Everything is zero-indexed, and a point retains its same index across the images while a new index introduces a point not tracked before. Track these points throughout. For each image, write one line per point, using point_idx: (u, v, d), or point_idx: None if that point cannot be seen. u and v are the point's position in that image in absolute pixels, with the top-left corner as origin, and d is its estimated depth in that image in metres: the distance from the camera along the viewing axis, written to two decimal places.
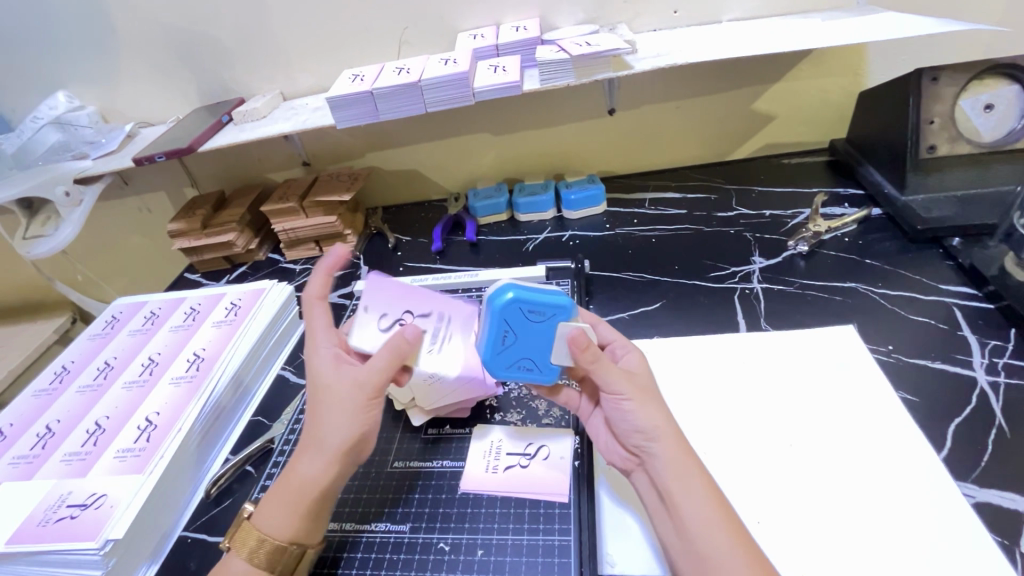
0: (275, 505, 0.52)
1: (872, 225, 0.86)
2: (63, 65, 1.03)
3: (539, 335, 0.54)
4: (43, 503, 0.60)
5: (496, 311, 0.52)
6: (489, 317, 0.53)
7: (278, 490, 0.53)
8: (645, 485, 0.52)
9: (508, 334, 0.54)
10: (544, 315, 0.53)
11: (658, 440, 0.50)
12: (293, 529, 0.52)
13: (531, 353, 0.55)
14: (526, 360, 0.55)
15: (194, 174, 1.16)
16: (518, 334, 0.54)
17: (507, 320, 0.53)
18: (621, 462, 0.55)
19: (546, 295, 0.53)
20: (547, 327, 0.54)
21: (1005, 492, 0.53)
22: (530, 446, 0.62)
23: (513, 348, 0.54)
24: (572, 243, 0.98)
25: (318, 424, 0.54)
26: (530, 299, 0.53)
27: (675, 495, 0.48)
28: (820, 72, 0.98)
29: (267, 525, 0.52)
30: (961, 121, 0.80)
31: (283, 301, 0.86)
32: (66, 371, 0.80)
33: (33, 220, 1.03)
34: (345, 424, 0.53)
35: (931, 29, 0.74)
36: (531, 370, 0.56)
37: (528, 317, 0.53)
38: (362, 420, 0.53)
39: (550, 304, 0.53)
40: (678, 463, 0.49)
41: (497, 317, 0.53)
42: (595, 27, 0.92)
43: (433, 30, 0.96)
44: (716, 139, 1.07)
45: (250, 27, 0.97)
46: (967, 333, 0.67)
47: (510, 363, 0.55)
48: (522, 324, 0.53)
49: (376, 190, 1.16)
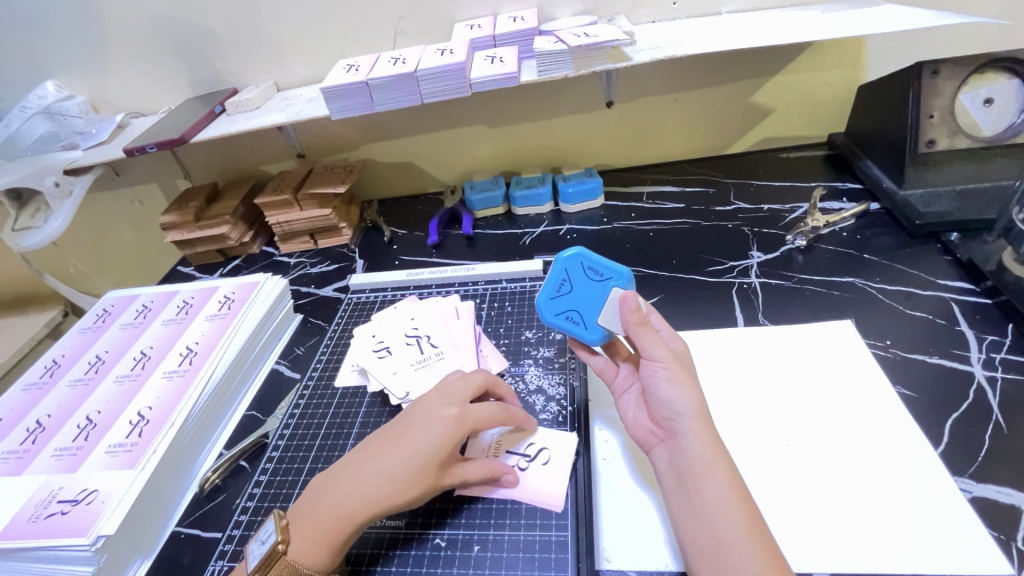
0: (311, 530, 0.51)
1: (870, 220, 0.86)
2: (52, 53, 1.01)
3: (593, 293, 0.61)
4: (33, 498, 0.60)
5: (562, 258, 0.61)
6: (552, 265, 0.62)
7: (312, 510, 0.53)
8: (663, 461, 0.52)
9: (565, 283, 0.62)
10: (600, 276, 0.61)
11: (688, 418, 0.51)
12: (319, 561, 0.50)
13: (582, 307, 0.61)
14: (578, 313, 0.61)
15: (186, 166, 1.14)
16: (574, 286, 0.61)
17: (568, 271, 0.62)
18: (644, 436, 0.56)
19: (606, 260, 0.61)
20: (601, 288, 0.61)
21: (1002, 487, 0.52)
22: (532, 450, 0.60)
23: (566, 299, 0.61)
24: (569, 237, 0.98)
25: (374, 466, 0.53)
26: (593, 258, 0.61)
27: (699, 476, 0.48)
28: (819, 65, 0.97)
29: (295, 550, 0.50)
30: (961, 115, 0.79)
31: (277, 294, 0.85)
32: (57, 365, 0.79)
33: (23, 211, 1.01)
34: (402, 476, 0.52)
35: (932, 22, 0.74)
36: (578, 324, 0.61)
37: (586, 274, 0.61)
38: (416, 482, 0.52)
39: (608, 268, 0.61)
40: (707, 443, 0.49)
41: (560, 266, 0.62)
42: (594, 18, 0.91)
43: (428, 19, 0.95)
44: (714, 133, 1.06)
45: (243, 16, 0.96)
46: (963, 328, 0.67)
47: (562, 311, 0.61)
48: (581, 277, 0.61)
49: (371, 182, 1.15)
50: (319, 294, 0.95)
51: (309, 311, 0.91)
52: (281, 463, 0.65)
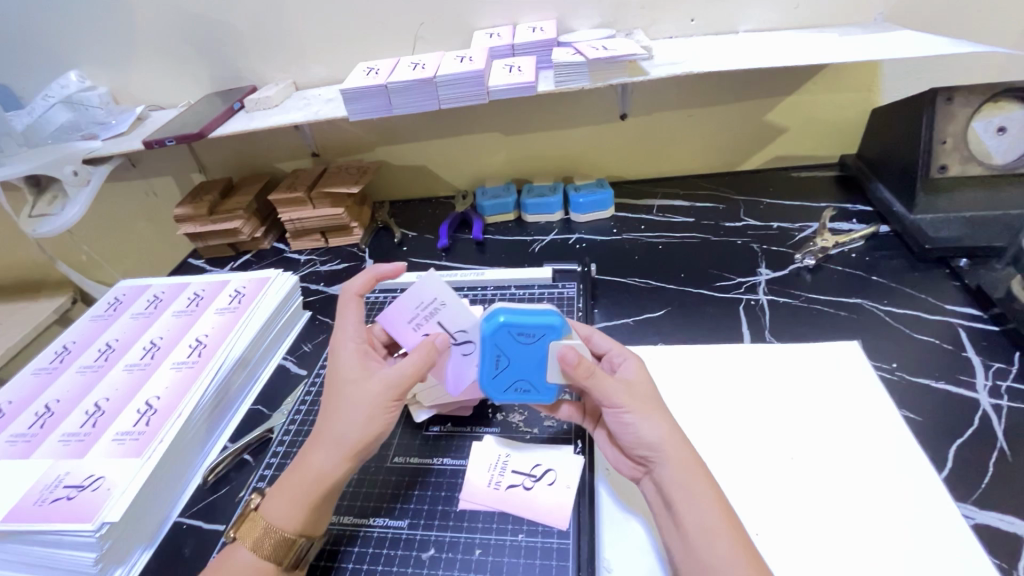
0: (285, 497, 0.52)
1: (879, 242, 0.87)
2: (76, 43, 1.03)
3: (531, 357, 0.55)
4: (40, 482, 0.60)
5: (487, 335, 0.54)
6: (482, 343, 0.55)
7: (288, 483, 0.53)
8: (652, 493, 0.53)
9: (501, 357, 0.55)
10: (534, 337, 0.54)
11: (661, 451, 0.51)
12: (298, 523, 0.51)
13: (526, 375, 0.56)
14: (524, 381, 0.56)
15: (202, 160, 1.16)
16: (511, 358, 0.55)
17: (498, 345, 0.54)
18: (628, 470, 0.56)
19: (534, 317, 0.54)
20: (538, 348, 0.54)
21: (1005, 515, 0.53)
22: (463, 335, 0.58)
23: (508, 372, 0.56)
24: (578, 247, 0.98)
25: (332, 415, 0.54)
26: (519, 322, 0.53)
27: (679, 502, 0.49)
28: (835, 87, 0.98)
29: (274, 514, 0.51)
30: (974, 143, 0.80)
31: (286, 291, 0.85)
32: (67, 351, 0.80)
33: (39, 199, 1.02)
34: (353, 420, 0.53)
35: (950, 51, 0.74)
36: (529, 391, 0.57)
37: (518, 340, 0.54)
38: (364, 416, 0.53)
39: (538, 325, 0.53)
40: (684, 469, 0.50)
41: (489, 342, 0.54)
42: (612, 31, 0.92)
43: (448, 26, 0.96)
44: (726, 149, 1.07)
45: (267, 15, 0.97)
46: (970, 354, 0.68)
47: (506, 385, 0.57)
48: (514, 348, 0.54)
49: (384, 183, 1.16)
50: (328, 292, 0.96)
51: (318, 308, 0.92)
52: (285, 459, 0.66)
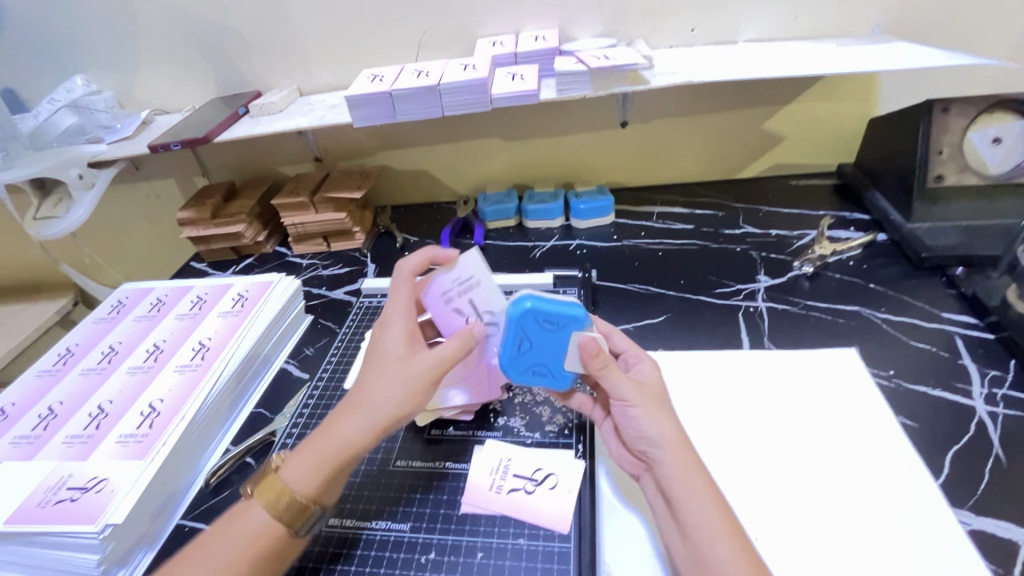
0: (308, 459, 0.52)
1: (877, 250, 0.88)
2: (82, 48, 1.04)
3: (552, 343, 0.56)
4: (43, 484, 0.61)
5: (514, 316, 0.55)
6: (506, 324, 0.56)
7: (313, 445, 0.53)
8: (652, 489, 0.54)
9: (524, 340, 0.56)
10: (557, 324, 0.55)
11: (662, 447, 0.52)
12: (315, 488, 0.51)
13: (544, 360, 0.57)
14: (541, 365, 0.58)
15: (206, 164, 1.16)
16: (533, 342, 0.56)
17: (522, 327, 0.56)
18: (629, 466, 0.57)
19: (559, 306, 0.55)
20: (560, 335, 0.56)
21: (1000, 521, 0.53)
22: (490, 318, 0.59)
23: (528, 355, 0.57)
24: (579, 253, 0.99)
25: (367, 385, 0.54)
26: (546, 308, 0.55)
27: (678, 498, 0.49)
28: (832, 97, 0.99)
29: (296, 476, 0.51)
30: (969, 153, 0.81)
31: (289, 294, 0.86)
32: (70, 354, 0.81)
33: (44, 201, 1.03)
34: (389, 393, 0.53)
35: (946, 62, 0.75)
36: (546, 375, 0.58)
37: (541, 326, 0.55)
38: (400, 392, 0.53)
39: (563, 313, 0.55)
40: (684, 467, 0.50)
41: (514, 324, 0.55)
42: (613, 40, 0.93)
43: (451, 34, 0.97)
44: (725, 157, 1.08)
45: (272, 22, 0.98)
46: (966, 361, 0.68)
47: (524, 367, 0.58)
48: (538, 332, 0.56)
49: (386, 188, 1.17)
50: (330, 296, 0.96)
51: (320, 312, 0.93)
52: None
